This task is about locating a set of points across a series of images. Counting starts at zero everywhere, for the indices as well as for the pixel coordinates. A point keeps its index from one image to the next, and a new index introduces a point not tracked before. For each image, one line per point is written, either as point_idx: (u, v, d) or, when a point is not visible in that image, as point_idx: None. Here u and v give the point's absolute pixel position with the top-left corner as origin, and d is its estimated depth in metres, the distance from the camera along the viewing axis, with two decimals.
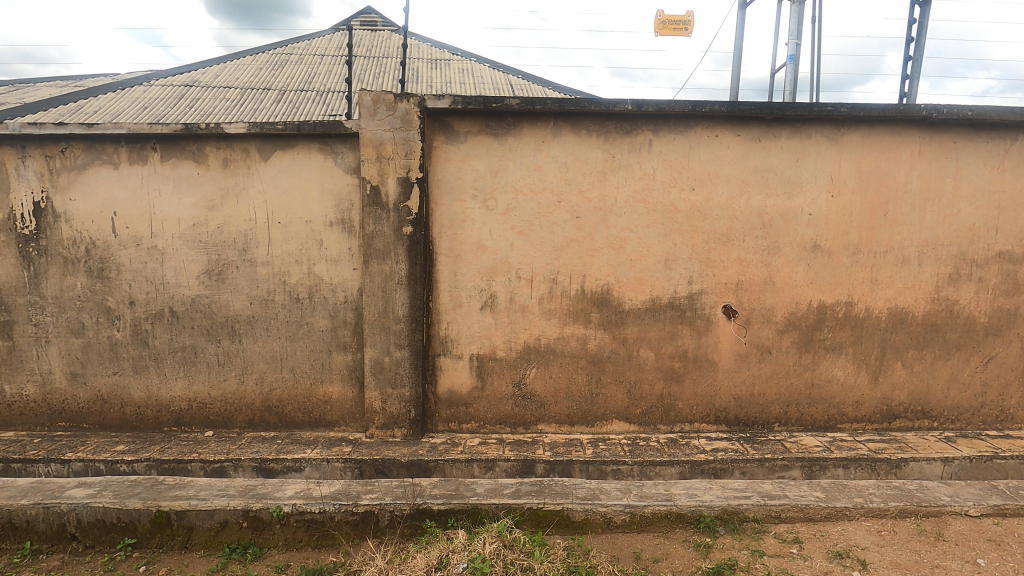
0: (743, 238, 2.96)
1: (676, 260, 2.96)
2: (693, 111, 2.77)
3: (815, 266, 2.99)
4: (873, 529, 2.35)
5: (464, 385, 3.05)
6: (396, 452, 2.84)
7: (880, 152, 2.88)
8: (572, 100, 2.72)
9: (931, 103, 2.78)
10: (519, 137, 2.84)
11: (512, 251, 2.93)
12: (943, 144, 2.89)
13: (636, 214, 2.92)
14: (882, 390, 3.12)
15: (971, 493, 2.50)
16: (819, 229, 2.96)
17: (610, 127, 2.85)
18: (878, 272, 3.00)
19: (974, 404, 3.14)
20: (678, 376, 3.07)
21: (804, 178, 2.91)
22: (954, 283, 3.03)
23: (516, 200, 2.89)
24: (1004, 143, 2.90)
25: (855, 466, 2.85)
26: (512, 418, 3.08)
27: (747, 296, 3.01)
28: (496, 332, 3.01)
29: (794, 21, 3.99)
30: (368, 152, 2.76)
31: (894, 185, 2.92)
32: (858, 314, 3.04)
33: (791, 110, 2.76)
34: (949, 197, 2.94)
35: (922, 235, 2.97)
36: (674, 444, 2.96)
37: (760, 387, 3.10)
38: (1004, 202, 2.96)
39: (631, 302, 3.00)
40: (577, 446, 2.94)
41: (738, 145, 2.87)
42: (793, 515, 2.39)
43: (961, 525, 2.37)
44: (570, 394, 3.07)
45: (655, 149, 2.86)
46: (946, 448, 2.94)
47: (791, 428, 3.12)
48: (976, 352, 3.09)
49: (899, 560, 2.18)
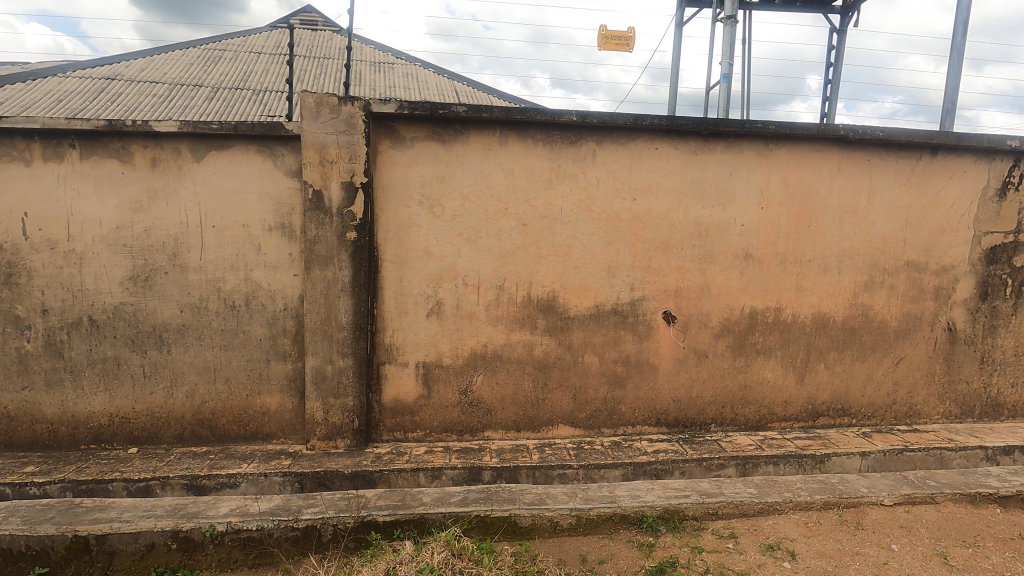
0: (681, 247, 3.08)
1: (619, 268, 3.05)
2: (634, 124, 2.87)
3: (747, 273, 3.16)
4: (800, 521, 2.50)
5: (410, 393, 3.00)
6: (339, 464, 2.75)
7: (804, 168, 3.09)
8: (519, 110, 2.76)
9: (848, 124, 3.01)
10: (466, 144, 2.84)
11: (458, 258, 2.93)
12: (859, 162, 3.13)
13: (581, 223, 2.98)
14: (807, 390, 3.32)
15: (885, 484, 2.71)
16: (750, 239, 3.13)
17: (556, 137, 2.90)
18: (804, 279, 3.21)
19: (887, 402, 3.41)
20: (621, 381, 3.16)
21: (736, 191, 3.07)
22: (870, 290, 3.28)
23: (463, 207, 2.90)
24: (911, 162, 3.18)
25: (784, 462, 3.01)
26: (459, 425, 3.06)
27: (685, 301, 3.14)
28: (442, 339, 2.98)
29: (727, 42, 4.21)
30: (311, 155, 2.68)
31: (816, 199, 3.13)
32: (786, 320, 3.24)
33: (725, 126, 2.91)
34: (864, 211, 3.19)
35: (841, 246, 3.20)
36: (617, 447, 3.03)
37: (697, 390, 3.23)
38: (911, 216, 3.24)
39: (576, 309, 3.06)
40: (524, 452, 2.96)
41: (676, 158, 2.99)
42: (729, 511, 2.51)
43: (877, 514, 2.55)
44: (517, 400, 3.09)
45: (598, 159, 2.94)
46: (863, 443, 3.16)
47: (726, 428, 3.28)
48: (888, 354, 3.36)
49: (825, 549, 2.32)
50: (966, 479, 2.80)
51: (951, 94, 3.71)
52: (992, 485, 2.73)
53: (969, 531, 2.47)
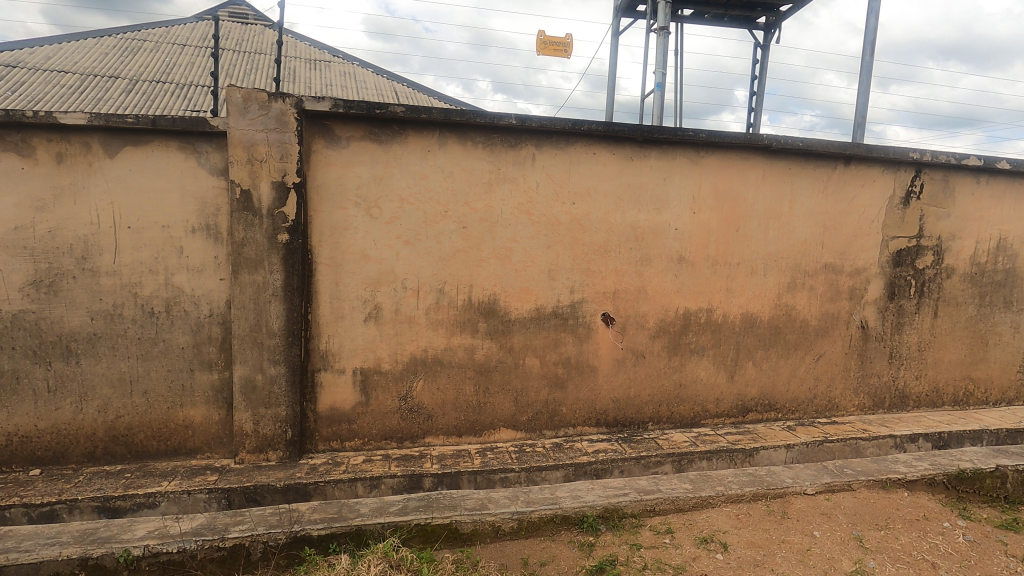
0: (619, 250, 3.15)
1: (559, 270, 3.08)
2: (573, 129, 2.91)
3: (681, 276, 3.27)
4: (731, 513, 2.60)
5: (347, 401, 2.90)
6: (270, 477, 2.62)
7: (732, 175, 3.24)
8: (458, 111, 2.74)
9: (772, 135, 3.18)
10: (404, 145, 2.79)
11: (397, 260, 2.87)
12: (781, 171, 3.31)
13: (521, 226, 2.99)
14: (737, 387, 3.47)
15: (808, 474, 2.88)
16: (684, 242, 3.24)
17: (495, 140, 2.90)
18: (733, 281, 3.36)
19: (809, 396, 3.61)
20: (562, 383, 3.19)
21: (670, 196, 3.17)
22: (792, 290, 3.47)
23: (401, 209, 2.84)
24: (827, 171, 3.40)
25: (717, 457, 3.12)
26: (398, 432, 2.99)
27: (623, 303, 3.21)
28: (381, 345, 2.91)
29: (660, 52, 4.36)
30: (238, 153, 2.55)
31: (743, 205, 3.29)
32: (717, 320, 3.37)
33: (659, 133, 3.01)
34: (787, 216, 3.37)
35: (766, 249, 3.38)
36: (558, 448, 3.05)
37: (635, 389, 3.30)
38: (828, 222, 3.46)
39: (517, 311, 3.06)
40: (465, 456, 2.92)
41: (614, 163, 3.06)
42: (666, 507, 2.58)
43: (801, 503, 2.70)
44: (458, 405, 3.05)
45: (538, 163, 2.96)
46: (788, 437, 3.33)
47: (663, 426, 3.37)
48: (809, 351, 3.57)
49: (754, 539, 2.42)
50: (878, 466, 3.01)
51: (861, 109, 4.00)
52: (900, 471, 2.95)
53: (881, 514, 2.65)
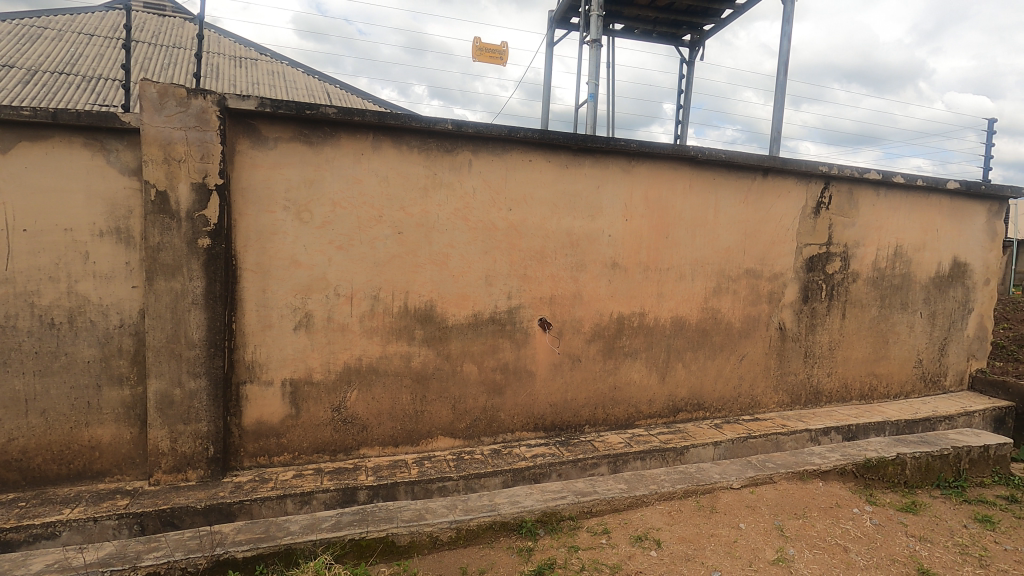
0: (555, 256, 3.20)
1: (496, 276, 3.09)
2: (509, 135, 2.93)
3: (615, 281, 3.36)
4: (664, 510, 2.69)
5: (276, 414, 2.77)
6: (189, 498, 2.45)
7: (662, 184, 3.37)
8: (392, 115, 2.69)
9: (698, 146, 3.34)
10: (336, 147, 2.71)
11: (329, 266, 2.77)
12: (706, 180, 3.48)
13: (458, 231, 2.98)
14: (668, 388, 3.60)
15: (734, 469, 3.03)
16: (617, 248, 3.33)
17: (431, 145, 2.87)
18: (663, 286, 3.49)
19: (733, 395, 3.81)
20: (500, 389, 3.18)
21: (603, 204, 3.26)
22: (718, 294, 3.65)
23: (334, 213, 2.75)
24: (748, 181, 3.61)
25: (650, 457, 3.21)
26: (331, 445, 2.88)
27: (559, 308, 3.25)
28: (312, 354, 2.79)
29: (593, 64, 4.48)
30: (153, 152, 2.38)
31: (672, 213, 3.43)
32: (649, 323, 3.49)
33: (592, 142, 3.08)
34: (712, 224, 3.55)
35: (693, 255, 3.53)
36: (497, 454, 3.04)
37: (572, 393, 3.35)
38: (749, 229, 3.67)
39: (455, 318, 3.03)
40: (402, 467, 2.85)
41: (549, 170, 3.11)
42: (602, 508, 2.64)
43: (728, 497, 2.83)
44: (394, 414, 2.98)
45: (474, 169, 2.96)
46: (716, 434, 3.49)
47: (598, 429, 3.44)
48: (734, 352, 3.76)
49: (685, 534, 2.51)
50: (795, 459, 3.21)
51: (777, 124, 4.28)
52: (815, 462, 3.15)
53: (799, 504, 2.82)
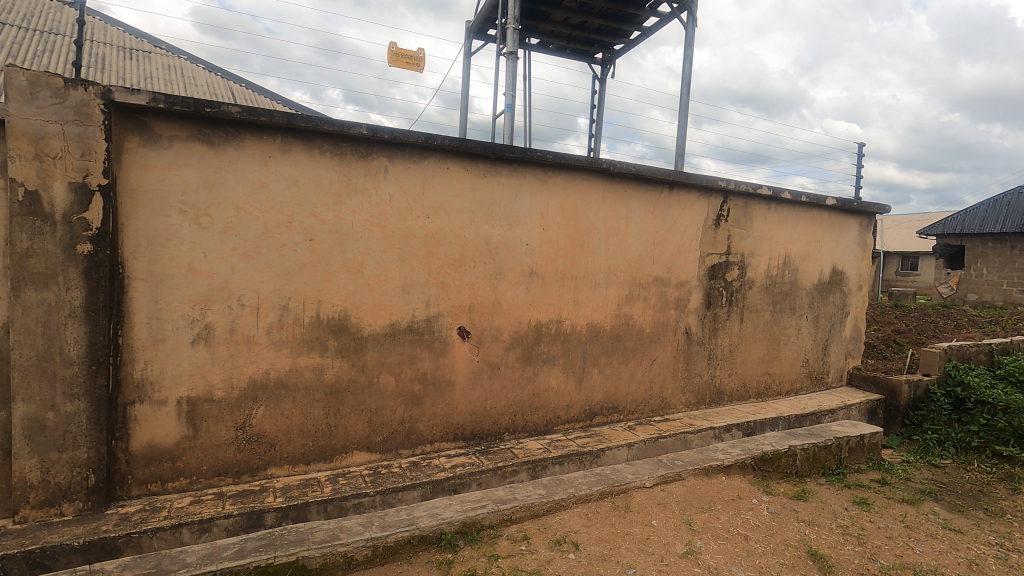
0: (474, 264, 3.20)
1: (414, 285, 3.03)
2: (426, 142, 2.90)
3: (532, 289, 3.41)
4: (582, 513, 2.75)
5: (170, 436, 2.54)
6: (64, 535, 2.18)
7: (576, 195, 3.48)
8: (303, 117, 2.58)
9: (609, 159, 3.48)
10: (240, 148, 2.55)
11: (232, 274, 2.59)
12: (618, 192, 3.64)
13: (374, 239, 2.89)
14: (585, 393, 3.70)
15: (646, 469, 3.16)
16: (534, 257, 3.39)
17: (345, 149, 2.78)
18: (579, 294, 3.59)
19: (646, 397, 3.98)
20: (418, 399, 3.12)
21: (521, 213, 3.30)
22: (630, 301, 3.81)
23: (237, 218, 2.58)
24: (656, 194, 3.81)
25: (568, 461, 3.28)
26: (234, 466, 2.68)
27: (478, 316, 3.25)
28: (213, 369, 2.60)
29: (510, 76, 4.56)
30: (21, 147, 2.12)
31: (587, 222, 3.54)
32: (566, 330, 3.57)
33: (509, 152, 3.12)
34: (624, 234, 3.70)
35: (607, 264, 3.67)
36: (416, 467, 2.97)
37: (492, 401, 3.35)
38: (658, 239, 3.87)
39: (370, 327, 2.94)
40: (314, 485, 2.71)
41: (467, 179, 3.11)
42: (521, 515, 2.66)
43: (641, 496, 2.95)
44: (305, 430, 2.83)
45: (391, 175, 2.90)
46: (629, 436, 3.62)
47: (518, 436, 3.47)
48: (645, 356, 3.93)
49: (602, 534, 2.58)
50: (702, 456, 3.41)
51: (681, 141, 4.56)
52: (719, 458, 3.36)
53: (706, 498, 2.99)
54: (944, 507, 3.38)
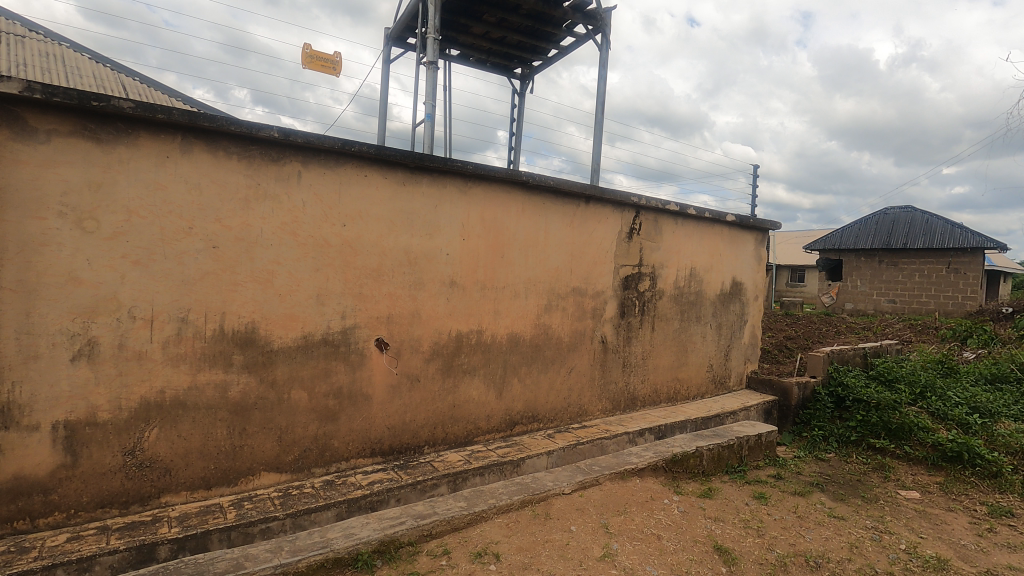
0: (392, 274, 3.13)
1: (329, 295, 2.91)
2: (342, 149, 2.81)
3: (453, 299, 3.39)
4: (503, 523, 2.75)
5: (43, 466, 2.25)
6: None
7: (496, 206, 3.51)
8: (206, 116, 2.42)
9: (528, 172, 3.55)
10: (133, 147, 2.34)
11: (122, 284, 2.36)
12: (537, 204, 3.72)
13: (285, 247, 2.75)
14: (505, 403, 3.71)
15: (565, 476, 3.23)
16: (455, 267, 3.38)
17: (254, 153, 2.64)
18: (499, 304, 3.61)
19: (564, 405, 4.06)
20: (333, 415, 2.99)
21: (441, 223, 3.28)
22: (549, 311, 3.89)
23: (128, 223, 2.36)
24: (573, 207, 3.93)
25: (488, 472, 3.26)
26: (122, 496, 2.42)
27: (397, 328, 3.18)
28: (97, 390, 2.34)
29: (429, 85, 4.53)
30: None
31: (507, 234, 3.59)
32: (486, 341, 3.58)
33: (429, 161, 3.10)
34: (543, 245, 3.78)
35: (527, 274, 3.73)
36: (330, 486, 2.83)
37: (411, 414, 3.28)
38: (575, 251, 3.99)
39: (281, 340, 2.79)
40: (215, 512, 2.50)
41: (385, 187, 3.04)
42: (442, 529, 2.61)
43: (560, 502, 3.00)
44: (206, 453, 2.62)
45: (304, 181, 2.78)
46: (549, 444, 3.67)
47: (438, 448, 3.41)
48: (563, 364, 4.02)
49: (522, 543, 2.59)
50: (617, 460, 3.53)
51: (595, 157, 4.74)
52: (633, 461, 3.50)
53: (621, 501, 3.09)
54: (829, 496, 3.72)
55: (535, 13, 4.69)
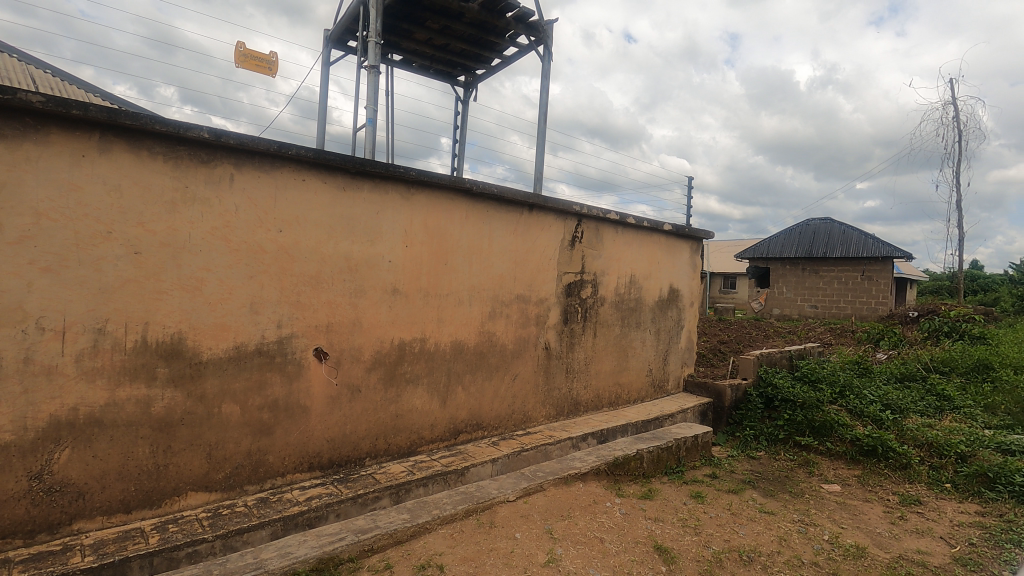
0: (332, 281, 3.04)
1: (263, 304, 2.79)
2: (278, 151, 2.71)
3: (395, 307, 3.32)
4: (447, 534, 2.71)
5: None
6: None
7: (440, 213, 3.49)
8: (128, 114, 2.27)
9: (472, 179, 3.55)
10: (43, 145, 2.17)
11: (28, 293, 2.17)
12: (481, 211, 3.72)
13: (215, 253, 2.62)
14: (449, 411, 3.67)
15: (510, 484, 3.23)
16: (397, 274, 3.32)
17: (182, 153, 2.50)
18: (443, 311, 3.58)
19: (508, 412, 4.06)
20: (268, 429, 2.86)
21: (383, 229, 3.22)
22: (493, 318, 3.89)
23: (37, 226, 2.17)
24: (516, 214, 3.96)
25: (432, 482, 3.21)
26: (28, 524, 2.21)
27: (337, 337, 3.08)
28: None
29: (371, 89, 4.45)
30: None
31: (450, 241, 3.56)
32: (430, 349, 3.53)
33: (371, 166, 3.04)
34: (486, 252, 3.79)
35: (470, 282, 3.72)
36: (264, 504, 2.70)
37: (351, 426, 3.18)
38: (519, 258, 4.01)
39: (210, 352, 2.64)
40: (136, 537, 2.33)
41: (324, 192, 2.96)
42: (384, 543, 2.54)
43: (504, 510, 3.00)
44: (126, 474, 2.44)
45: (237, 184, 2.66)
46: (493, 452, 3.66)
47: (380, 460, 3.32)
48: (507, 371, 4.03)
49: (466, 553, 2.56)
50: (561, 466, 3.57)
51: (538, 166, 4.81)
52: (577, 466, 3.55)
53: (565, 506, 3.12)
54: (760, 493, 3.91)
55: (478, 22, 4.71)
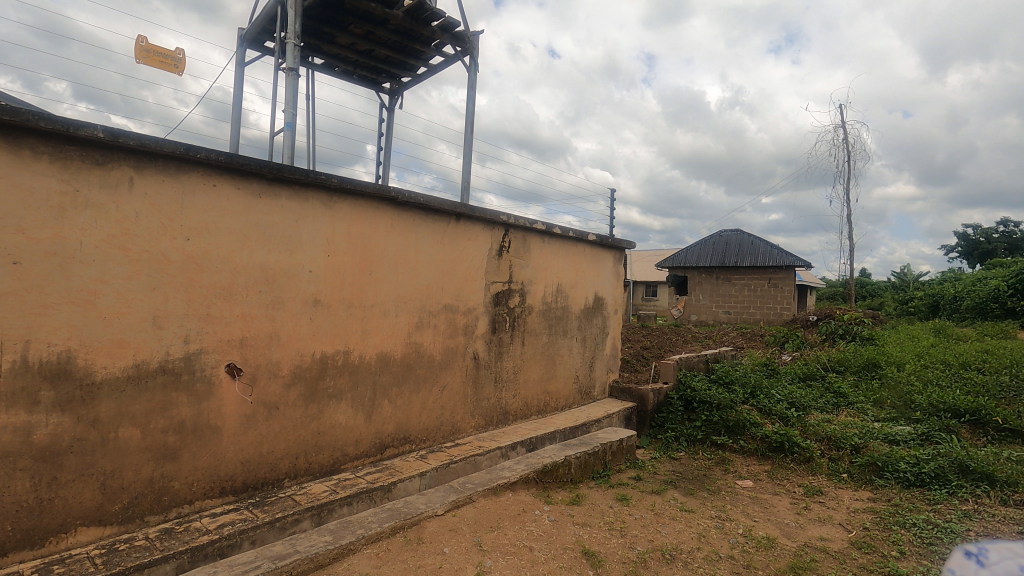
0: (246, 293, 2.87)
1: (168, 318, 2.59)
2: (185, 154, 2.53)
3: (317, 318, 3.19)
4: (372, 553, 2.62)
5: None
6: None
7: (363, 222, 3.39)
8: (6, 109, 2.04)
9: (397, 188, 3.48)
10: None
11: None
12: (407, 220, 3.66)
13: (112, 263, 2.40)
14: (375, 426, 3.56)
15: (438, 497, 3.17)
16: (318, 285, 3.19)
17: (72, 155, 2.28)
18: (367, 323, 3.47)
19: (437, 424, 4.00)
20: (173, 454, 2.64)
21: (303, 238, 3.09)
22: (420, 329, 3.82)
23: None
24: (443, 224, 3.93)
25: (356, 500, 3.08)
26: None
27: (251, 352, 2.91)
28: None
29: (290, 92, 4.27)
30: None
31: (375, 250, 3.47)
32: (354, 362, 3.41)
33: (289, 172, 2.91)
34: (413, 262, 3.72)
35: (397, 292, 3.64)
36: (168, 535, 2.48)
37: (268, 446, 3.01)
38: (446, 268, 3.98)
39: (105, 371, 2.40)
40: None
41: (238, 199, 2.80)
42: (304, 568, 2.41)
43: (432, 525, 2.94)
44: (2, 512, 2.16)
45: (138, 189, 2.46)
46: (421, 465, 3.59)
47: (300, 480, 3.16)
48: (435, 383, 3.96)
49: (393, 573, 2.48)
50: (490, 476, 3.55)
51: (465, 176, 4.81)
52: (506, 476, 3.54)
53: (493, 517, 3.10)
54: (681, 492, 4.08)
55: (403, 30, 4.66)
